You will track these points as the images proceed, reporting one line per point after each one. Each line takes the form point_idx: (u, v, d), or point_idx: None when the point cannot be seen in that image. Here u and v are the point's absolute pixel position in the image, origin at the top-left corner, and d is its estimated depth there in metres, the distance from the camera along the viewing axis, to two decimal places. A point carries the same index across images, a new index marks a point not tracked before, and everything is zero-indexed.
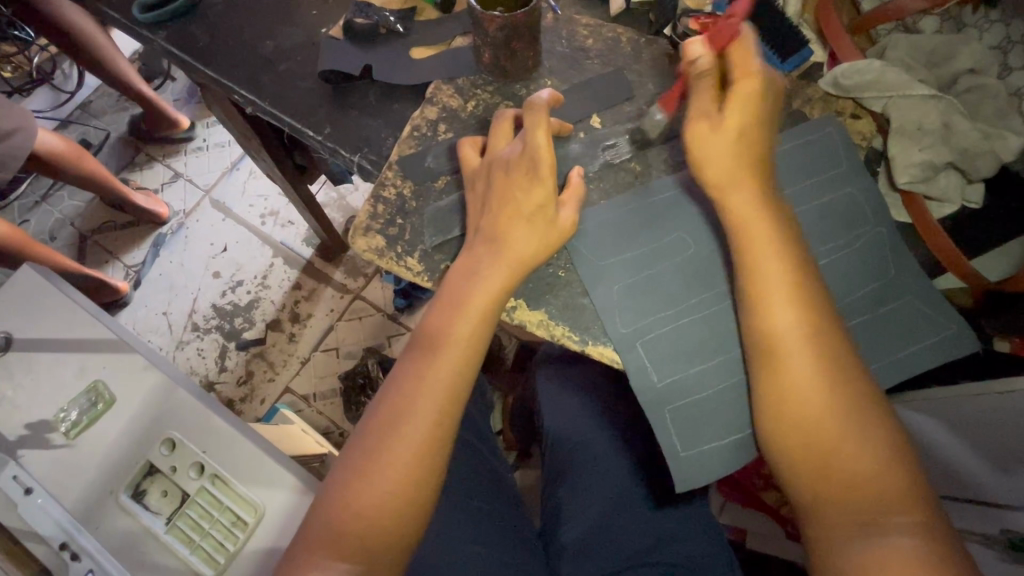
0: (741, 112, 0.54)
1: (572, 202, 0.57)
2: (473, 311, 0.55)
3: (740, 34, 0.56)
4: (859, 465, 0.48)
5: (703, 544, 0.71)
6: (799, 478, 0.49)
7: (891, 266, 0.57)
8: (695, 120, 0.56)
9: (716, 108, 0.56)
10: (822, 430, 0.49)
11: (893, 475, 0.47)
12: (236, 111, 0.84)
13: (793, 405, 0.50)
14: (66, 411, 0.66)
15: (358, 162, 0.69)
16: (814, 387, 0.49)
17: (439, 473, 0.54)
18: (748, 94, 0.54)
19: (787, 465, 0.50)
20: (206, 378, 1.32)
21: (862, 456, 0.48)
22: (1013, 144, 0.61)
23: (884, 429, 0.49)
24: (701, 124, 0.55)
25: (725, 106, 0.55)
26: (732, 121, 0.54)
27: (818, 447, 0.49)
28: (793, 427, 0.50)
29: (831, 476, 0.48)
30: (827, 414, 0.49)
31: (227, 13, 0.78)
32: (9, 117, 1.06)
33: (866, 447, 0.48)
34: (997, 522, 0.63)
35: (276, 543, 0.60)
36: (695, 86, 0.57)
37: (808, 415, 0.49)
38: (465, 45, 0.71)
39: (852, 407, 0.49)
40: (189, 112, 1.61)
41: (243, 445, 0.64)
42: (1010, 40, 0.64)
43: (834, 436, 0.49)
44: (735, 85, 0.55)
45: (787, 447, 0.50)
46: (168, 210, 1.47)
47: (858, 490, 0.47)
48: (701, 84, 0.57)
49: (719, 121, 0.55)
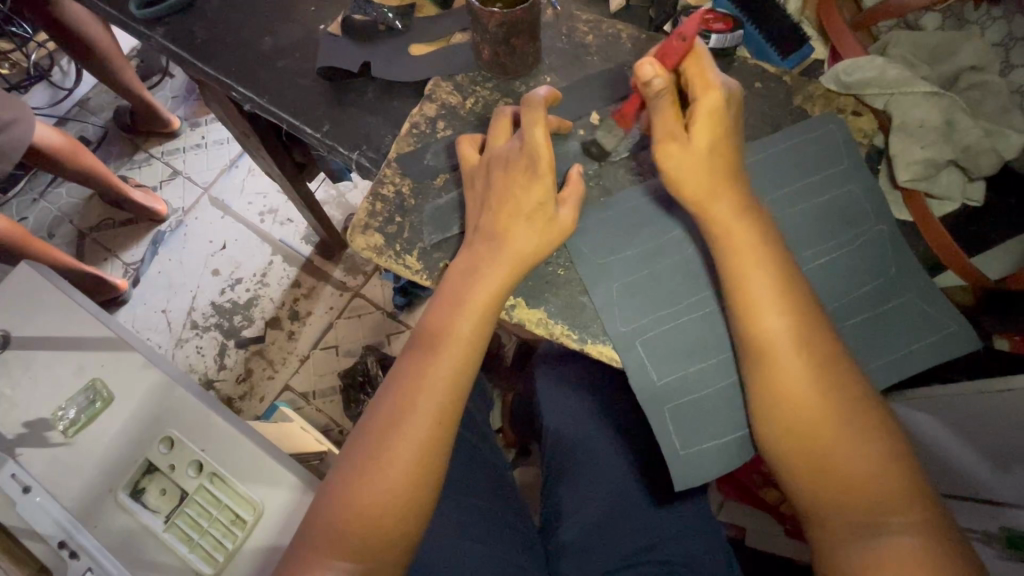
0: (711, 128, 0.53)
1: (572, 200, 0.57)
2: (473, 310, 0.55)
3: (692, 48, 0.53)
4: (860, 466, 0.48)
5: (702, 542, 0.71)
6: (801, 479, 0.49)
7: (892, 264, 0.57)
8: (663, 143, 0.54)
9: (680, 127, 0.53)
10: (824, 431, 0.49)
11: (894, 475, 0.47)
12: (234, 108, 0.83)
13: (793, 406, 0.49)
14: (64, 409, 0.66)
15: (357, 160, 0.69)
16: (816, 388, 0.49)
17: (439, 471, 0.54)
18: (714, 108, 0.52)
19: (787, 465, 0.50)
20: (205, 376, 1.32)
21: (863, 456, 0.48)
22: (1014, 141, 0.60)
23: (885, 430, 0.49)
24: (669, 146, 0.53)
25: (693, 124, 0.53)
26: (702, 142, 0.53)
27: (819, 448, 0.49)
28: (793, 427, 0.49)
29: (832, 477, 0.48)
30: (828, 414, 0.49)
31: (226, 9, 0.78)
32: (8, 108, 1.05)
33: (867, 447, 0.48)
34: (997, 520, 0.63)
35: (276, 541, 0.60)
36: (655, 106, 0.53)
37: (808, 416, 0.49)
38: (465, 41, 0.71)
39: (854, 407, 0.49)
40: (187, 109, 1.61)
41: (241, 443, 0.64)
42: (1012, 37, 0.64)
43: (835, 436, 0.48)
44: (697, 102, 0.52)
45: (788, 448, 0.50)
46: (167, 208, 1.47)
47: (859, 491, 0.47)
48: (660, 105, 0.53)
49: (690, 141, 0.53)
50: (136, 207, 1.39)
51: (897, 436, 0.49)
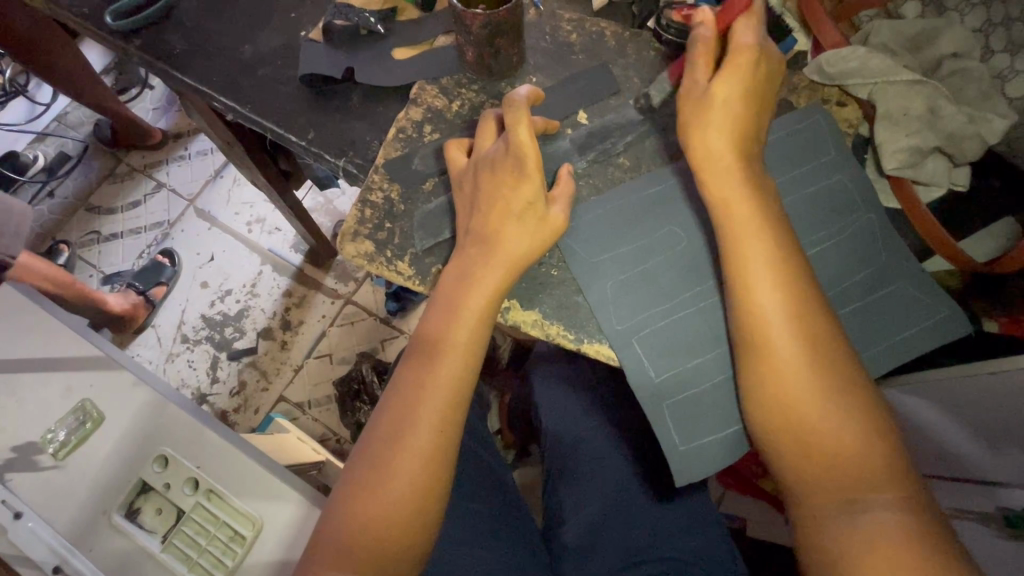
0: (726, 88, 0.54)
1: (562, 200, 0.57)
2: (469, 314, 0.54)
3: (749, 8, 0.56)
4: (845, 449, 0.48)
5: (706, 536, 0.70)
6: (789, 462, 0.49)
7: (882, 251, 0.57)
8: (685, 98, 0.56)
9: (707, 80, 0.56)
10: (808, 413, 0.49)
11: (880, 456, 0.47)
12: (217, 119, 0.82)
13: (780, 396, 0.49)
14: (53, 432, 0.65)
15: (344, 166, 0.68)
16: (801, 370, 0.49)
17: (445, 480, 0.53)
18: (741, 65, 0.54)
19: (774, 452, 0.50)
20: (199, 392, 1.30)
21: (849, 440, 0.48)
22: (998, 126, 0.61)
23: (870, 410, 0.48)
24: (690, 105, 0.56)
25: (717, 75, 0.55)
26: (719, 92, 0.54)
27: (806, 428, 0.49)
28: (781, 416, 0.49)
29: (820, 462, 0.48)
30: (813, 397, 0.49)
31: (204, 19, 0.77)
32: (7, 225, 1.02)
33: (850, 432, 0.48)
34: (993, 500, 0.63)
35: (273, 558, 0.59)
36: (690, 50, 0.58)
37: (796, 402, 0.49)
38: (449, 44, 0.70)
39: (840, 388, 0.49)
40: (168, 122, 1.59)
41: (238, 458, 0.63)
42: (991, 22, 0.64)
43: (822, 418, 0.48)
44: (729, 57, 0.55)
45: (776, 430, 0.49)
46: (144, 314, 1.35)
47: (846, 472, 0.47)
48: (696, 51, 0.57)
49: (703, 97, 0.55)
50: (101, 317, 1.27)
51: (883, 418, 0.49)
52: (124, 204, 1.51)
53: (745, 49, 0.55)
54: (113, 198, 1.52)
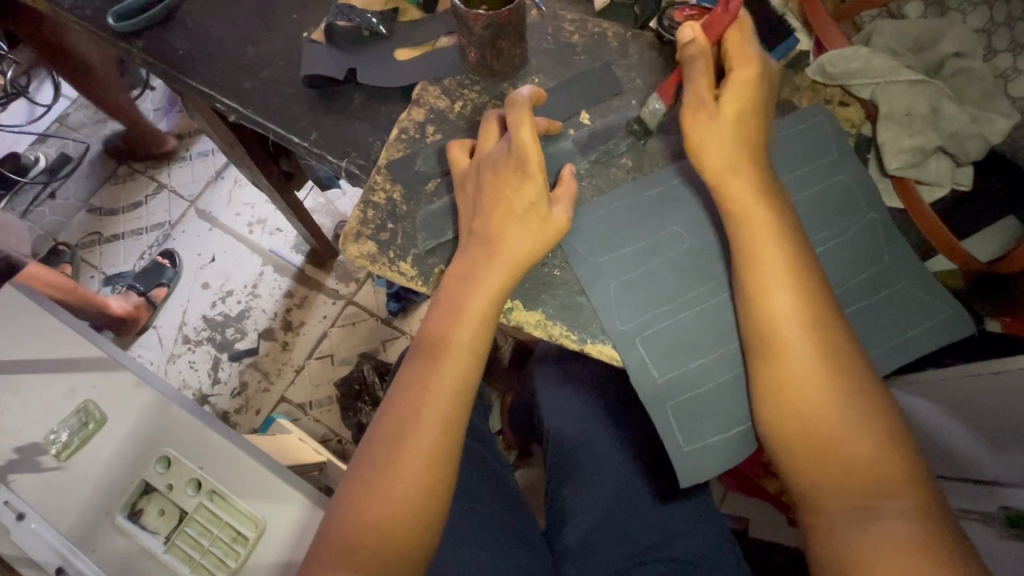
0: (731, 92, 0.54)
1: (565, 200, 0.57)
2: (476, 314, 0.54)
3: (738, 18, 0.56)
4: (854, 451, 0.48)
5: (709, 538, 0.70)
6: (798, 463, 0.49)
7: (885, 251, 0.57)
8: (693, 112, 0.55)
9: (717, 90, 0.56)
10: (818, 414, 0.49)
11: (889, 458, 0.47)
12: (218, 120, 0.82)
13: (789, 396, 0.49)
14: (56, 433, 0.65)
15: (346, 167, 0.68)
16: (811, 370, 0.49)
17: (449, 481, 0.53)
18: (744, 81, 0.54)
19: (783, 453, 0.50)
20: (200, 392, 1.30)
21: (859, 442, 0.48)
22: (1001, 126, 0.62)
23: (879, 412, 0.48)
24: (698, 112, 0.55)
25: (723, 95, 0.54)
26: (729, 110, 0.54)
27: (815, 428, 0.49)
28: (790, 416, 0.49)
29: (829, 464, 0.48)
30: (823, 398, 0.49)
31: (205, 20, 0.77)
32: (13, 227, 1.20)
33: (859, 433, 0.48)
34: (996, 500, 0.63)
35: (276, 559, 0.59)
36: (690, 68, 0.56)
37: (805, 403, 0.49)
38: (451, 45, 0.70)
39: (849, 389, 0.49)
40: (169, 123, 1.60)
41: (241, 459, 0.63)
42: (994, 22, 0.64)
43: (832, 419, 0.48)
44: (732, 73, 0.55)
45: (786, 431, 0.49)
46: (144, 317, 1.35)
47: (856, 474, 0.47)
48: (697, 69, 0.56)
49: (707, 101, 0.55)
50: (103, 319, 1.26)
51: (892, 419, 0.48)
52: (125, 205, 1.51)
53: (750, 64, 0.55)
54: (115, 199, 1.52)
